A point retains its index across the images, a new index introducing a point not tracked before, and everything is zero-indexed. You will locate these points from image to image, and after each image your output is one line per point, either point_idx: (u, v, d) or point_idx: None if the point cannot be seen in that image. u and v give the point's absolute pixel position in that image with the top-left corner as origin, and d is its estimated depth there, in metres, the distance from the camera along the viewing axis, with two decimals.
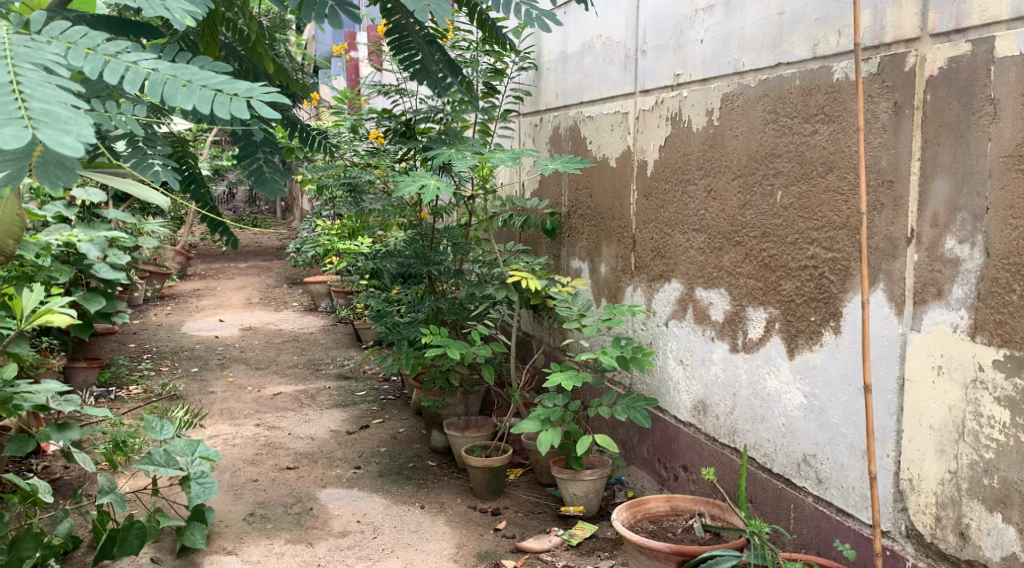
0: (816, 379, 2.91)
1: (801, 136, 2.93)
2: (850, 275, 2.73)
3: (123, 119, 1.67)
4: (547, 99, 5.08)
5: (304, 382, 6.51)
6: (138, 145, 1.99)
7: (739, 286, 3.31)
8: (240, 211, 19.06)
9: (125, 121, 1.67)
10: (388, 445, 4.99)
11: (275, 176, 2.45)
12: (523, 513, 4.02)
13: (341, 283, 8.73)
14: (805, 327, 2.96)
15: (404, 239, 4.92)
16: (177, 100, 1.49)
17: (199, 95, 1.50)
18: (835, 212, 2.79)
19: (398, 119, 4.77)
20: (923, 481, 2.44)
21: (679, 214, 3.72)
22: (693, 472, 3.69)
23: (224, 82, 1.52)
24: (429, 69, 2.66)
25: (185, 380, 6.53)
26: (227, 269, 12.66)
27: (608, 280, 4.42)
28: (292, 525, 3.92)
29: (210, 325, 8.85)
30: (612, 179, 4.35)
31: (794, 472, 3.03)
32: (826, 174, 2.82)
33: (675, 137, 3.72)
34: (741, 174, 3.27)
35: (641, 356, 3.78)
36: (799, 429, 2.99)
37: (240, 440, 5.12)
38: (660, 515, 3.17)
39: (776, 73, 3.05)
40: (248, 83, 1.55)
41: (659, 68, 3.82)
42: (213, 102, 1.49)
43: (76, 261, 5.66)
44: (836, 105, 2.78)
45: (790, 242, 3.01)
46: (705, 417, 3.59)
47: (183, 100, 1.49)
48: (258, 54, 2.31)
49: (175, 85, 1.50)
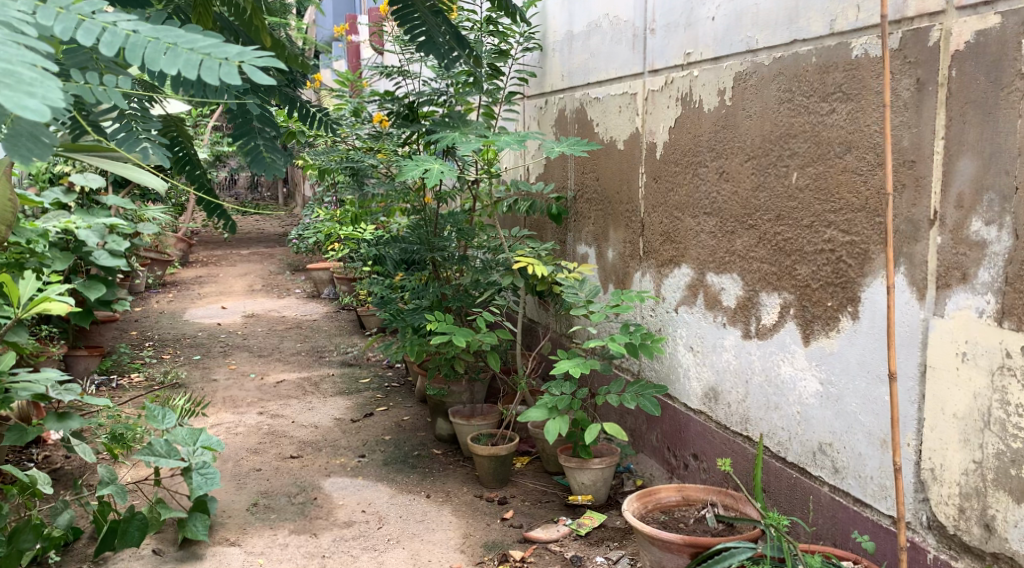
0: (833, 366, 2.83)
1: (818, 116, 2.85)
2: (869, 258, 2.65)
3: (107, 92, 1.47)
4: (552, 81, 4.99)
5: (307, 369, 6.45)
6: (129, 120, 1.68)
7: (752, 271, 3.24)
8: (242, 198, 18.99)
9: (110, 95, 1.47)
10: (392, 433, 4.93)
11: (275, 153, 1.94)
12: (530, 502, 3.96)
13: (344, 270, 8.66)
14: (821, 313, 2.88)
15: (408, 224, 4.84)
16: (160, 65, 1.28)
17: (185, 58, 1.28)
18: (853, 194, 2.70)
19: (400, 102, 4.68)
20: (945, 471, 2.37)
21: (690, 198, 3.64)
22: (704, 461, 3.62)
23: (214, 45, 1.31)
24: (435, 40, 2.33)
25: (188, 367, 6.47)
26: (229, 256, 12.59)
27: (616, 265, 4.34)
28: (296, 515, 3.86)
29: (212, 312, 8.79)
30: (619, 162, 4.26)
31: (809, 461, 2.96)
32: (844, 154, 2.73)
33: (685, 118, 3.63)
34: (755, 155, 3.19)
35: (651, 343, 3.70)
36: (814, 417, 2.92)
37: (243, 429, 5.06)
38: (671, 505, 3.11)
39: (792, 51, 2.96)
40: (240, 47, 1.33)
41: (669, 47, 3.73)
42: (200, 66, 1.28)
43: (76, 248, 5.59)
44: (854, 83, 2.68)
45: (806, 225, 2.93)
46: (716, 405, 3.51)
47: (166, 65, 1.28)
48: (255, 27, 2.10)
49: (158, 48, 1.29)
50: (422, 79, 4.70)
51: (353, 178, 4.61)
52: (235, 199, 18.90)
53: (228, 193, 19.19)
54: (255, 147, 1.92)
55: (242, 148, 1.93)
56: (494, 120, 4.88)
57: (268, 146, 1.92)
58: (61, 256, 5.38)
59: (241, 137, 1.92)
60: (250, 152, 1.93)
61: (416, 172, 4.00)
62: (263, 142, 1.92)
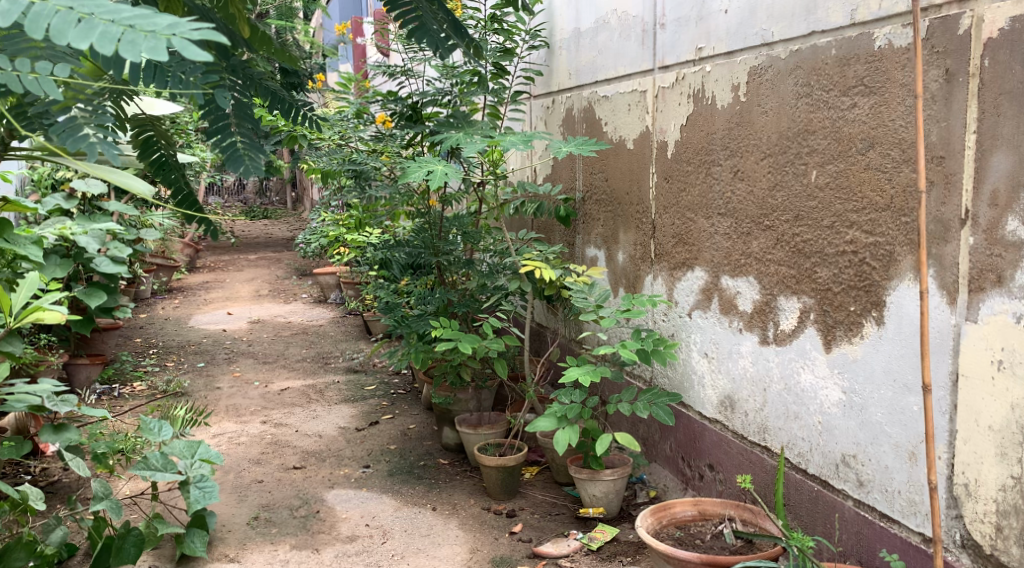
0: (856, 374, 2.69)
1: (838, 111, 2.71)
2: (895, 260, 2.51)
3: (39, 80, 1.36)
4: (559, 79, 4.86)
5: (313, 376, 6.34)
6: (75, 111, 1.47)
7: (770, 273, 3.10)
8: (250, 202, 18.92)
9: (41, 84, 1.36)
10: (398, 442, 4.80)
11: (255, 147, 1.61)
12: (539, 514, 3.82)
13: (350, 274, 8.55)
14: (842, 318, 2.74)
15: (412, 228, 4.71)
16: (68, 38, 1.15)
17: (102, 30, 1.15)
18: (877, 192, 2.56)
19: (404, 102, 4.51)
20: (980, 487, 2.23)
21: (704, 198, 3.49)
22: (720, 472, 3.48)
23: (139, 17, 1.18)
24: (428, 27, 2.02)
25: (191, 375, 6.36)
26: (236, 261, 12.50)
27: (626, 268, 4.20)
28: (298, 529, 3.74)
29: (218, 318, 8.69)
30: (629, 162, 4.12)
31: (832, 473, 2.82)
32: (867, 150, 2.59)
33: (698, 115, 3.50)
34: (772, 153, 3.05)
35: (664, 349, 3.57)
36: (836, 427, 2.78)
37: (246, 439, 4.94)
38: (687, 520, 2.97)
39: (809, 43, 2.82)
40: (172, 19, 1.20)
41: (680, 42, 3.59)
42: (119, 39, 1.15)
43: (76, 255, 5.48)
44: (877, 76, 2.54)
45: (826, 226, 2.79)
46: (732, 414, 3.38)
47: (77, 38, 1.15)
48: (231, 16, 1.76)
49: (69, 19, 1.16)
50: (425, 79, 4.57)
51: (356, 181, 4.48)
52: (243, 203, 18.84)
53: (236, 197, 19.13)
54: (233, 143, 1.60)
55: (219, 147, 1.61)
56: (500, 120, 4.76)
57: (245, 138, 1.61)
58: (61, 263, 5.27)
59: (215, 133, 1.61)
60: (227, 148, 1.60)
61: (419, 174, 3.88)
62: (241, 136, 1.60)
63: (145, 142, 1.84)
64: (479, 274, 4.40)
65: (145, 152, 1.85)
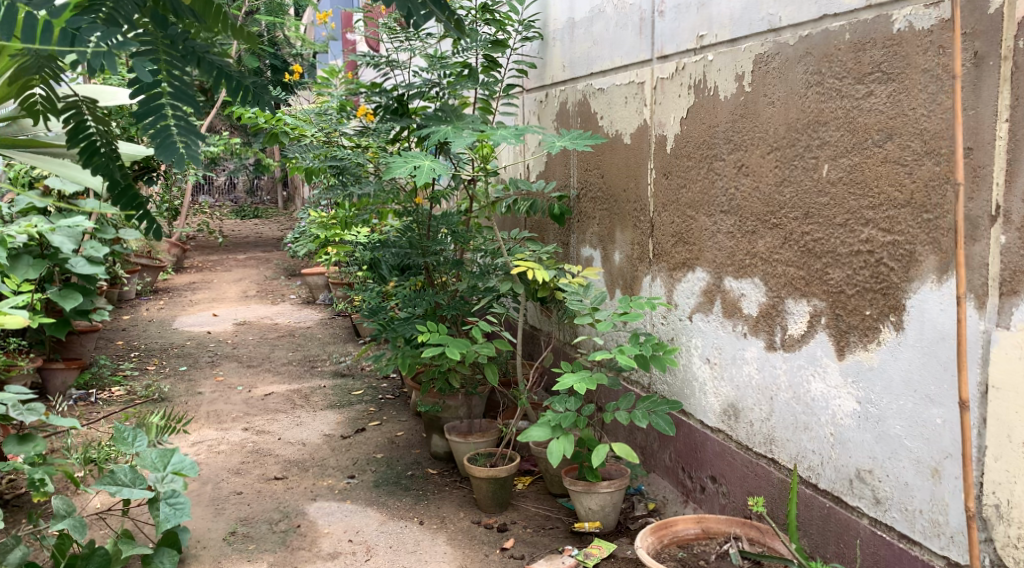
0: (873, 384, 2.50)
1: (853, 100, 2.52)
2: (916, 260, 2.32)
3: None
4: (553, 72, 4.66)
5: (298, 381, 6.13)
6: None
7: (777, 274, 2.90)
8: (240, 201, 18.66)
9: None
10: (385, 451, 4.60)
11: (193, 134, 1.37)
12: (533, 528, 3.63)
13: (338, 274, 8.34)
14: (857, 323, 2.54)
15: (399, 227, 4.50)
16: None
17: None
18: (896, 187, 2.37)
19: (389, 95, 4.30)
20: (1013, 509, 2.04)
21: (706, 195, 3.30)
22: (723, 484, 3.29)
23: None
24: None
25: (172, 379, 6.15)
26: (224, 261, 12.27)
27: (623, 268, 4.00)
28: (277, 545, 3.53)
29: (203, 319, 8.47)
30: (626, 158, 3.93)
31: (845, 489, 2.63)
32: (884, 142, 2.40)
33: (699, 107, 3.31)
34: (778, 146, 2.86)
35: (663, 354, 3.38)
36: (850, 440, 2.59)
37: (226, 447, 4.73)
38: (691, 538, 2.79)
39: (820, 28, 2.63)
40: None
41: (680, 30, 3.40)
42: None
43: (50, 255, 5.27)
44: (896, 61, 2.35)
45: (838, 223, 2.60)
46: (737, 423, 3.19)
47: None
48: None
49: None
50: (412, 71, 4.37)
51: (339, 177, 4.28)
52: (233, 202, 18.59)
53: (226, 196, 18.90)
54: (166, 127, 1.36)
55: (145, 130, 1.36)
56: (491, 114, 4.56)
57: (181, 124, 1.36)
58: (33, 264, 5.06)
59: (143, 115, 1.35)
60: (157, 133, 1.36)
61: (404, 169, 3.68)
62: (176, 120, 1.36)
63: (75, 127, 1.65)
64: (468, 275, 4.21)
65: (76, 139, 1.66)
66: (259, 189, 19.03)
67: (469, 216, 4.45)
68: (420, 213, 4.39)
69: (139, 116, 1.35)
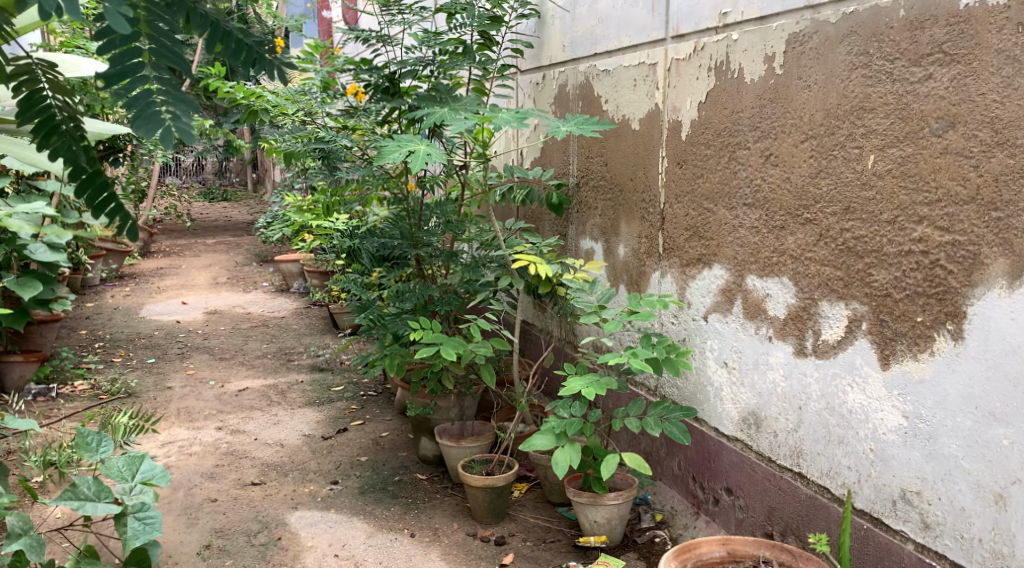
0: (923, 397, 2.28)
1: (906, 84, 2.28)
2: (982, 263, 2.11)
3: None
4: (552, 52, 4.39)
5: (274, 375, 5.82)
6: None
7: (810, 274, 2.67)
8: (209, 184, 18.14)
9: None
10: (369, 454, 4.32)
11: (182, 105, 1.19)
12: (532, 541, 3.39)
13: (314, 262, 8.02)
14: (906, 330, 2.32)
15: (386, 216, 4.20)
16: None
17: None
18: (957, 181, 2.16)
19: (379, 73, 3.95)
20: None
21: (726, 187, 3.06)
22: (740, 497, 3.07)
23: None
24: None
25: (140, 373, 5.81)
26: (192, 246, 11.85)
27: (628, 262, 3.76)
28: (256, 561, 3.25)
29: (171, 308, 8.11)
30: (633, 145, 3.68)
31: (886, 511, 2.41)
32: (944, 131, 2.19)
33: (720, 91, 3.06)
34: (813, 135, 2.62)
35: (677, 357, 3.15)
36: (894, 457, 2.37)
37: (198, 448, 4.43)
38: (715, 562, 2.56)
39: (870, 4, 2.39)
40: None
41: (699, 7, 3.15)
42: None
43: (7, 241, 4.90)
44: (961, 41, 2.13)
45: (885, 220, 2.37)
46: (758, 433, 2.96)
47: None
48: None
49: None
50: (403, 48, 4.07)
51: (324, 162, 3.98)
52: (201, 184, 18.07)
53: (195, 178, 18.39)
54: (148, 95, 1.18)
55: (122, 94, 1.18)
56: (486, 96, 4.28)
57: (167, 92, 1.19)
58: None
59: (120, 80, 1.17)
60: (136, 103, 1.18)
61: (397, 154, 3.38)
62: (161, 87, 1.18)
63: (28, 96, 1.32)
64: (462, 268, 3.94)
65: (28, 113, 1.32)
66: (229, 172, 18.53)
67: (463, 205, 4.17)
68: (410, 201, 4.11)
69: (113, 80, 1.17)
